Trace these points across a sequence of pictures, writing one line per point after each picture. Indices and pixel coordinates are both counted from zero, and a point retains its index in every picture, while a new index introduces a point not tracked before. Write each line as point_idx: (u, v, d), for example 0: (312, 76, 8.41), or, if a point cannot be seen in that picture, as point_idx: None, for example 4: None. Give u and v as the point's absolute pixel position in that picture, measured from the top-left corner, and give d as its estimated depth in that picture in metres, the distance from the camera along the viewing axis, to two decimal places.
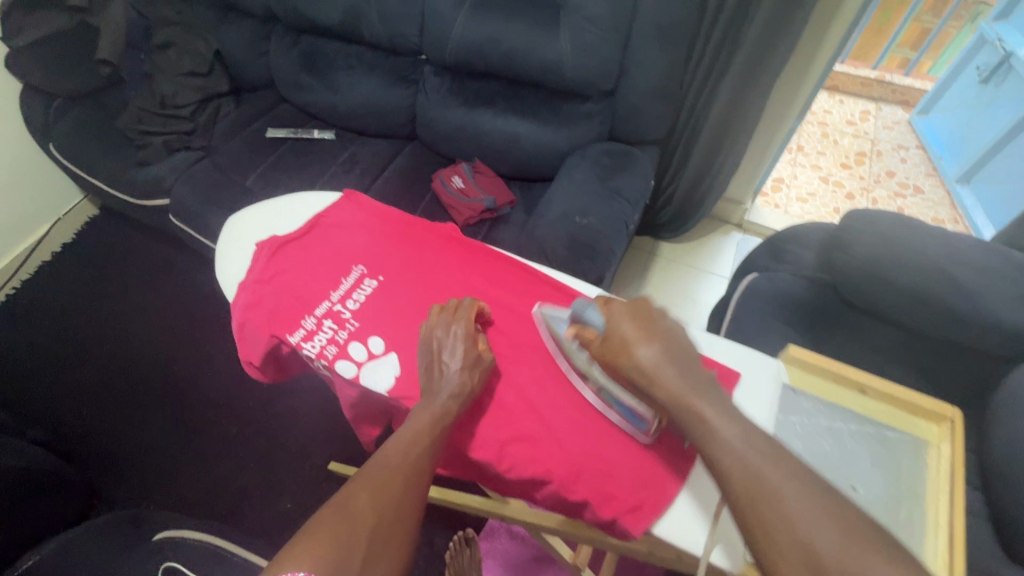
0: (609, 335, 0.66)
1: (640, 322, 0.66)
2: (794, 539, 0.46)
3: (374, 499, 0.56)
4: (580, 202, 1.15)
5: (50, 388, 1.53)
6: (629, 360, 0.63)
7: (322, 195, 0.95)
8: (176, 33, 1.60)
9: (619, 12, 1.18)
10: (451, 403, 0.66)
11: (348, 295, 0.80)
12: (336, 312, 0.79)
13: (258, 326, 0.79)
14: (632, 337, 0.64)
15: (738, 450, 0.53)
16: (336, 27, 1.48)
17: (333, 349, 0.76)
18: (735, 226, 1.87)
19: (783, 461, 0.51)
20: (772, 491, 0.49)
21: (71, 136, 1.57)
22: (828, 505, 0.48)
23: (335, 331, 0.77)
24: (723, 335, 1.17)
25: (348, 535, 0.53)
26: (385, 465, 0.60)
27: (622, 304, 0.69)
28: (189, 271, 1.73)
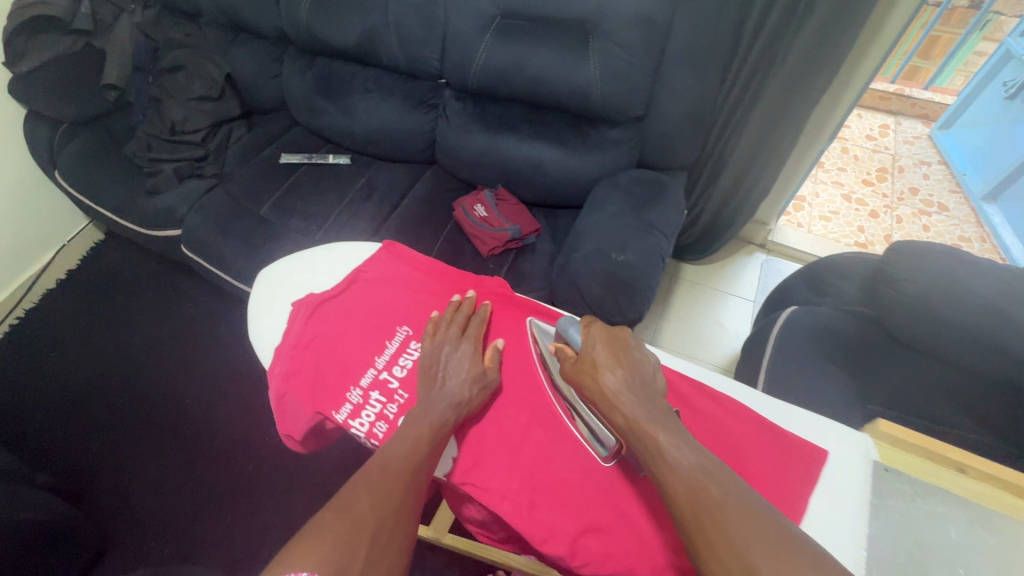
0: (582, 357, 0.69)
1: (613, 349, 0.68)
2: (733, 551, 0.48)
3: (376, 500, 0.56)
4: (616, 238, 1.11)
5: (54, 425, 1.46)
6: (595, 383, 0.65)
7: (358, 247, 0.93)
8: (185, 56, 1.54)
9: (652, 38, 1.14)
10: (449, 412, 0.67)
11: (394, 361, 0.76)
12: (383, 382, 0.74)
13: (299, 399, 0.74)
14: (602, 362, 0.66)
15: (687, 471, 0.54)
16: (352, 50, 1.43)
17: (383, 427, 0.70)
18: (758, 247, 1.83)
19: (727, 482, 0.53)
20: (716, 511, 0.51)
21: (77, 163, 1.52)
22: (769, 526, 0.49)
23: (384, 405, 0.72)
24: (766, 373, 1.12)
25: (352, 532, 0.51)
26: (384, 466, 0.60)
27: (601, 330, 0.71)
28: (200, 300, 1.68)
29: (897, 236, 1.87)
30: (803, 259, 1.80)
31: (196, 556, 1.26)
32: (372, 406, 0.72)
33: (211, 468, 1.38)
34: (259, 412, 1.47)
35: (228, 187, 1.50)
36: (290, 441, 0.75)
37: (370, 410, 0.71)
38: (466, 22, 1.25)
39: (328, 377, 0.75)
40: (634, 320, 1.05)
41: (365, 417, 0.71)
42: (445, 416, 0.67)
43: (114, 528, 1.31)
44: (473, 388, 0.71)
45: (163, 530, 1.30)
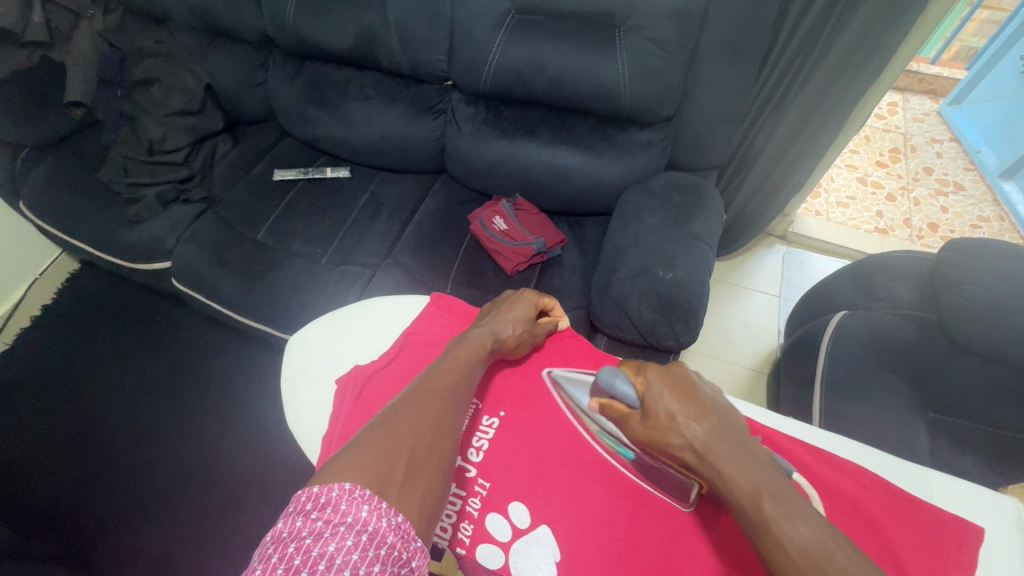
0: (650, 410, 0.60)
1: (684, 395, 0.59)
2: None
3: (415, 423, 0.55)
4: (660, 254, 1.03)
5: (46, 480, 1.34)
6: (680, 440, 0.57)
7: (398, 299, 0.85)
8: (158, 66, 1.38)
9: (689, 30, 1.03)
10: (490, 338, 0.71)
11: (468, 444, 0.70)
12: (459, 471, 0.68)
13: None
14: (680, 414, 0.58)
15: (807, 550, 0.47)
16: (347, 53, 1.30)
17: (468, 527, 0.65)
18: (778, 238, 1.77)
19: (852, 561, 0.47)
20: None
21: (46, 193, 1.38)
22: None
23: (465, 500, 0.66)
24: (823, 383, 1.05)
25: (393, 453, 0.51)
26: (418, 390, 0.60)
27: (659, 372, 0.62)
28: (194, 332, 1.56)
29: (916, 219, 1.83)
30: (826, 249, 1.74)
31: None
32: (451, 503, 0.66)
33: (222, 517, 1.28)
34: (270, 452, 1.36)
35: (220, 211, 1.37)
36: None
37: (450, 509, 0.66)
38: (477, 20, 1.13)
39: None
40: (688, 342, 0.97)
41: (446, 518, 0.66)
42: (484, 339, 0.70)
43: None
44: (520, 329, 0.75)
45: None
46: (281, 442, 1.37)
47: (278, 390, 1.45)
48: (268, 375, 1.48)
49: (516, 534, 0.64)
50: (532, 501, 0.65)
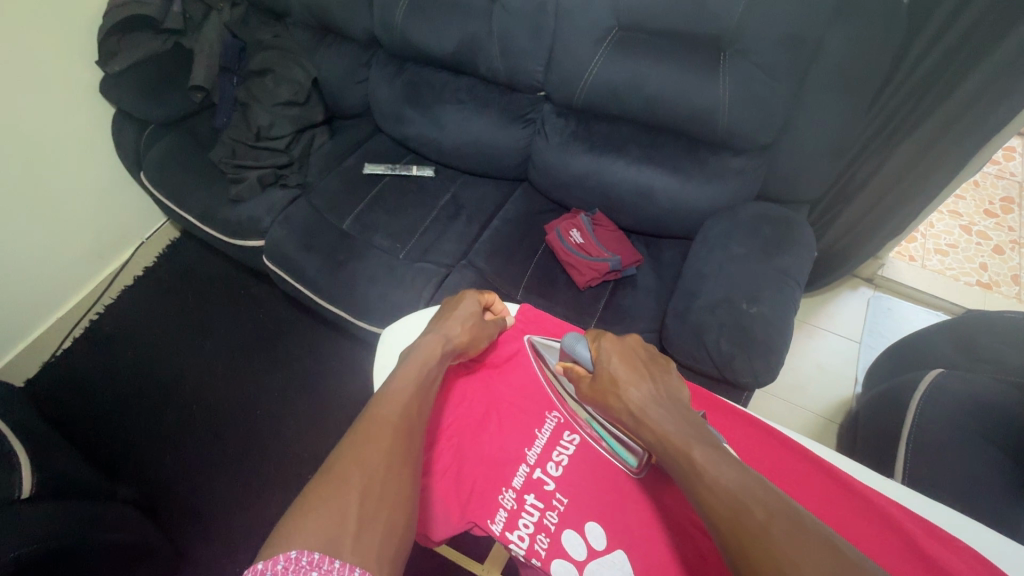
0: (599, 373, 0.68)
1: (629, 362, 0.68)
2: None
3: (363, 464, 0.55)
4: (744, 286, 1.00)
5: (133, 427, 1.46)
6: (620, 401, 0.65)
7: None
8: (272, 58, 1.50)
9: (801, 57, 0.99)
10: (439, 340, 0.74)
11: (548, 457, 0.71)
12: (537, 483, 0.69)
13: (444, 499, 0.70)
14: (623, 378, 0.66)
15: (728, 488, 0.51)
16: (447, 57, 1.35)
17: (544, 541, 0.65)
18: (863, 281, 1.67)
19: (771, 501, 0.50)
20: (764, 536, 0.47)
21: (163, 166, 1.51)
22: (817, 541, 0.46)
23: (542, 513, 0.67)
24: (907, 442, 0.97)
25: (339, 508, 0.51)
26: (374, 420, 0.60)
27: (612, 342, 0.71)
28: (273, 308, 1.66)
29: None
30: (917, 298, 1.63)
31: None
32: (529, 514, 0.67)
33: (283, 487, 1.35)
34: (330, 432, 1.42)
35: (312, 198, 1.45)
36: (424, 541, 0.71)
37: (527, 519, 0.67)
38: (579, 34, 1.15)
39: (478, 475, 0.71)
40: (765, 381, 0.94)
41: (522, 528, 0.66)
42: (435, 347, 0.73)
43: (188, 540, 1.28)
44: (468, 327, 0.77)
45: (235, 548, 1.27)
46: (342, 423, 1.43)
47: (343, 372, 1.52)
48: (336, 357, 1.55)
49: (591, 554, 0.64)
50: (609, 523, 0.65)
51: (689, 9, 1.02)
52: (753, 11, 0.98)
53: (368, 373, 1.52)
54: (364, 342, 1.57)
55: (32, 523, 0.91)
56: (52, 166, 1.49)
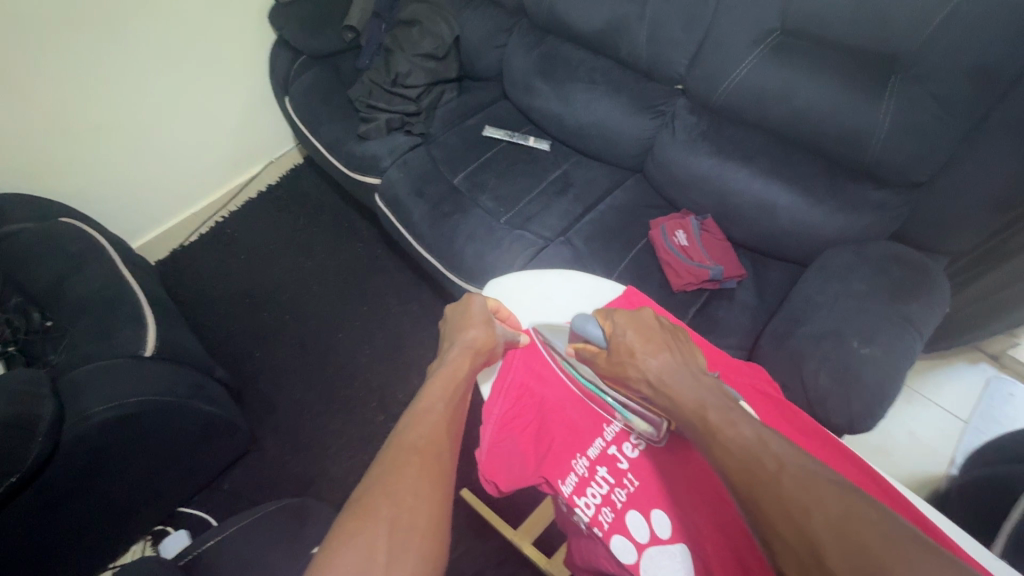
0: (614, 348, 0.69)
1: (643, 334, 0.69)
2: (799, 525, 0.45)
3: (391, 501, 0.55)
4: (858, 325, 0.94)
5: (232, 322, 1.62)
6: (637, 371, 0.67)
7: (592, 281, 0.92)
8: (423, 12, 1.56)
9: (987, 93, 0.89)
10: (463, 359, 0.74)
11: (625, 438, 0.72)
12: (611, 459, 0.70)
13: (522, 451, 0.75)
14: (639, 350, 0.67)
15: (744, 443, 0.52)
16: (591, 35, 1.35)
17: (608, 514, 0.67)
18: (986, 356, 1.50)
19: (784, 452, 0.50)
20: (774, 482, 0.48)
21: (306, 95, 1.63)
22: (831, 486, 0.46)
23: (611, 487, 0.69)
24: (1010, 532, 0.83)
25: (372, 542, 0.51)
26: (400, 448, 0.61)
27: (624, 317, 0.72)
28: (370, 244, 1.76)
29: None
30: None
31: (317, 488, 1.32)
32: (598, 486, 0.69)
33: (347, 408, 1.44)
34: (400, 370, 1.50)
35: (431, 149, 1.51)
36: (491, 488, 0.75)
37: (596, 490, 0.69)
38: (735, 33, 1.11)
39: (555, 438, 0.74)
40: (858, 428, 0.88)
41: (590, 497, 0.68)
42: (460, 366, 0.74)
43: (261, 432, 1.42)
44: (488, 332, 0.78)
45: (298, 451, 1.38)
46: (411, 364, 1.51)
47: (421, 319, 1.59)
48: (417, 302, 1.63)
49: (653, 540, 0.64)
50: (677, 515, 0.65)
51: (869, 20, 0.94)
52: (943, 33, 0.89)
53: None
54: (447, 295, 1.64)
55: (146, 382, 1.05)
56: (214, 77, 1.65)
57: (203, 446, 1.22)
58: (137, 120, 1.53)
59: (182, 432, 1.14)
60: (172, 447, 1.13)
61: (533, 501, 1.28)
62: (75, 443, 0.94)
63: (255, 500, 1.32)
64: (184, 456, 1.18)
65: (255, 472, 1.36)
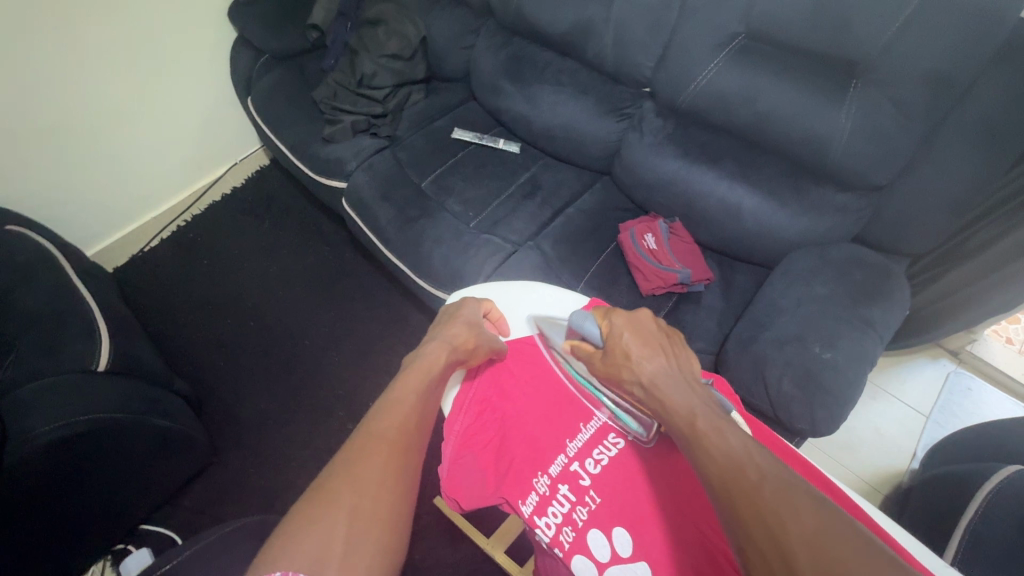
0: (611, 348, 0.69)
1: (640, 336, 0.68)
2: (772, 539, 0.44)
3: (352, 491, 0.54)
4: (821, 329, 0.95)
5: (195, 331, 1.57)
6: (632, 374, 0.66)
7: (558, 289, 0.91)
8: (388, 10, 1.52)
9: (943, 99, 0.90)
10: (443, 353, 0.75)
11: (588, 453, 0.70)
12: (573, 475, 0.69)
13: (483, 468, 0.74)
14: (635, 352, 0.67)
15: (728, 451, 0.52)
16: (558, 36, 1.33)
17: (569, 534, 0.65)
18: (947, 352, 1.54)
19: (768, 466, 0.49)
20: (754, 494, 0.47)
21: (268, 96, 1.58)
22: (810, 504, 0.45)
23: (572, 505, 0.67)
24: (965, 530, 0.85)
25: (330, 531, 0.50)
26: (370, 434, 0.61)
27: (621, 317, 0.71)
28: (337, 249, 1.72)
29: None
30: (1005, 385, 1.48)
31: (283, 501, 1.29)
32: (559, 504, 0.68)
33: (314, 418, 1.41)
34: (370, 377, 1.47)
35: (397, 151, 1.48)
36: (452, 506, 0.73)
37: (557, 509, 0.67)
38: (700, 37, 1.10)
39: (518, 456, 0.73)
40: (821, 432, 0.89)
41: (551, 516, 0.67)
42: (436, 358, 0.74)
43: (224, 444, 1.38)
44: (471, 333, 0.79)
45: (263, 463, 1.35)
46: (380, 371, 1.48)
47: (391, 325, 1.57)
48: (387, 308, 1.60)
49: (614, 559, 0.63)
50: (639, 533, 0.63)
51: (829, 26, 0.94)
52: (901, 40, 0.89)
53: (414, 330, 1.55)
54: (417, 300, 1.61)
55: (95, 399, 1.00)
56: (171, 77, 1.59)
57: (163, 460, 1.18)
58: (87, 121, 1.46)
59: (135, 449, 1.09)
60: (126, 465, 1.09)
61: (505, 509, 1.26)
62: (18, 466, 0.89)
63: (219, 515, 1.28)
64: (143, 471, 1.15)
65: (219, 487, 1.32)
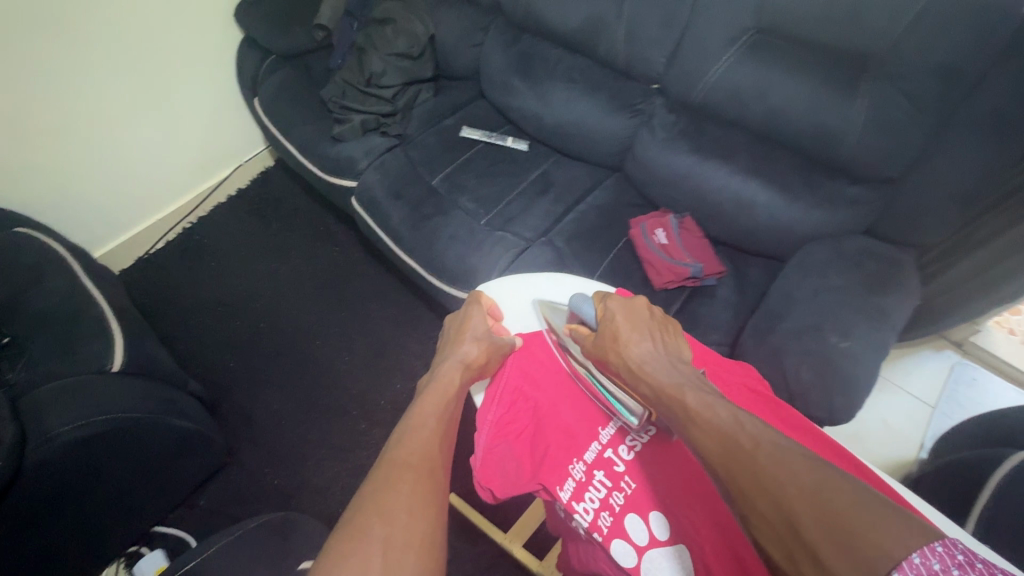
0: (602, 331, 0.77)
1: (630, 320, 0.77)
2: (770, 500, 0.47)
3: (383, 518, 0.54)
4: (836, 319, 0.96)
5: (203, 332, 1.56)
6: (618, 355, 0.74)
7: (582, 281, 0.91)
8: (396, 10, 1.53)
9: (953, 91, 0.92)
10: (457, 372, 0.76)
11: (621, 440, 0.71)
12: (608, 462, 0.70)
13: (517, 457, 0.74)
14: (624, 335, 0.75)
15: (718, 423, 0.56)
16: (568, 34, 1.34)
17: (607, 519, 0.66)
18: (951, 344, 1.57)
19: (757, 431, 0.53)
20: (748, 460, 0.50)
21: (276, 96, 1.59)
22: (799, 459, 0.49)
23: (608, 491, 0.68)
24: (982, 514, 0.87)
25: (366, 557, 0.50)
26: (393, 463, 0.61)
27: (617, 302, 0.79)
28: (346, 248, 1.73)
29: None
30: (1009, 374, 1.51)
31: (299, 500, 1.29)
32: (596, 490, 0.68)
33: (327, 416, 1.41)
34: (382, 375, 1.48)
35: (407, 150, 1.49)
36: (486, 495, 0.73)
37: (594, 495, 0.68)
38: (712, 32, 1.11)
39: (551, 444, 0.73)
40: (840, 419, 0.90)
41: (588, 501, 0.67)
42: (452, 378, 0.75)
43: (238, 444, 1.37)
44: (481, 346, 0.79)
45: (278, 462, 1.34)
46: (392, 369, 1.49)
47: (402, 323, 1.57)
48: (398, 306, 1.60)
49: (653, 542, 0.64)
50: (676, 517, 0.65)
51: (841, 20, 0.96)
52: (912, 33, 0.91)
53: (425, 327, 1.56)
54: (427, 298, 1.62)
55: (114, 399, 1.00)
56: (177, 78, 1.59)
57: (178, 464, 1.18)
58: (94, 122, 1.45)
59: (154, 447, 1.09)
60: (144, 465, 1.09)
61: (522, 503, 1.27)
62: (40, 466, 0.89)
63: (234, 515, 1.28)
64: (159, 474, 1.14)
65: (233, 487, 1.31)
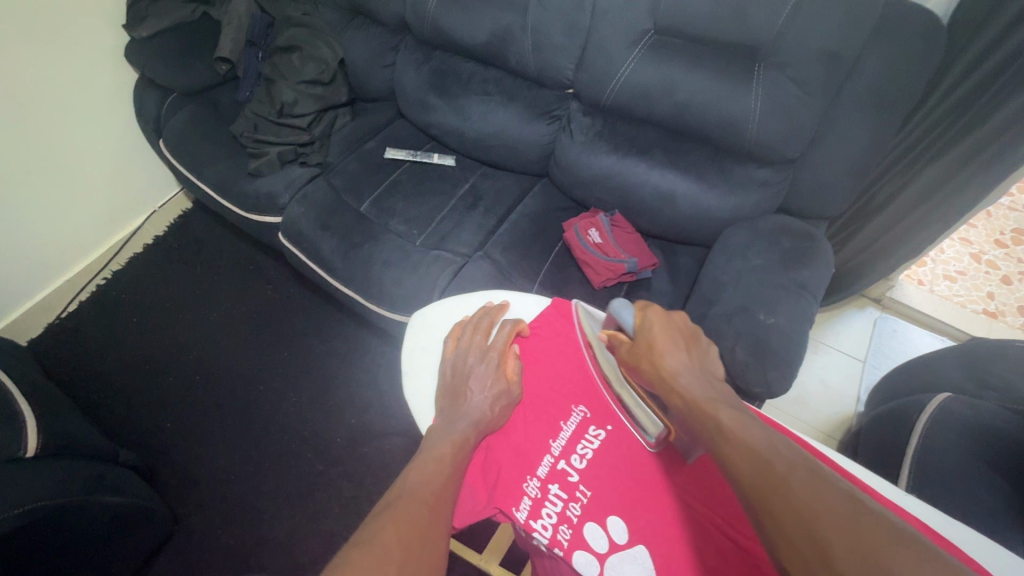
0: (638, 339, 0.71)
1: (671, 333, 0.71)
2: (809, 532, 0.44)
3: (398, 540, 0.53)
4: (762, 297, 1.01)
5: (134, 395, 1.46)
6: (652, 365, 0.68)
7: (523, 299, 0.93)
8: (300, 36, 1.48)
9: (835, 74, 0.99)
10: (470, 429, 0.73)
11: (573, 449, 0.73)
12: (562, 474, 0.71)
13: (472, 485, 0.74)
14: (661, 346, 0.69)
15: (755, 446, 0.53)
16: (478, 47, 1.35)
17: (566, 531, 0.67)
18: (871, 301, 1.68)
19: (794, 458, 0.51)
20: (781, 485, 0.48)
21: (182, 137, 1.50)
22: (839, 494, 0.47)
23: (565, 503, 0.69)
24: (913, 458, 0.93)
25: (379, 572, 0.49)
26: (404, 496, 0.61)
27: (657, 314, 0.73)
28: (280, 285, 1.66)
29: None
30: (924, 321, 1.64)
31: (259, 559, 1.22)
32: (552, 504, 0.69)
33: (280, 464, 1.35)
34: (334, 412, 1.42)
35: (331, 178, 1.45)
36: None
37: (551, 509, 0.69)
38: (615, 35, 1.15)
39: (507, 467, 0.74)
40: (777, 392, 0.94)
41: (546, 517, 0.68)
42: (468, 433, 0.73)
43: (185, 510, 1.29)
44: (492, 400, 0.77)
45: (233, 522, 1.27)
46: (342, 404, 1.44)
47: (349, 354, 1.52)
48: (343, 337, 1.55)
49: (613, 547, 0.65)
50: (631, 519, 0.67)
51: (729, 17, 1.02)
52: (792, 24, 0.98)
53: (373, 356, 1.52)
54: (371, 325, 1.57)
55: (31, 487, 0.90)
56: (68, 127, 1.47)
57: (115, 544, 1.08)
58: None
59: (88, 530, 1.00)
60: (78, 551, 0.99)
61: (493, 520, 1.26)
62: None
63: None
64: (93, 560, 1.04)
65: (183, 556, 1.23)
